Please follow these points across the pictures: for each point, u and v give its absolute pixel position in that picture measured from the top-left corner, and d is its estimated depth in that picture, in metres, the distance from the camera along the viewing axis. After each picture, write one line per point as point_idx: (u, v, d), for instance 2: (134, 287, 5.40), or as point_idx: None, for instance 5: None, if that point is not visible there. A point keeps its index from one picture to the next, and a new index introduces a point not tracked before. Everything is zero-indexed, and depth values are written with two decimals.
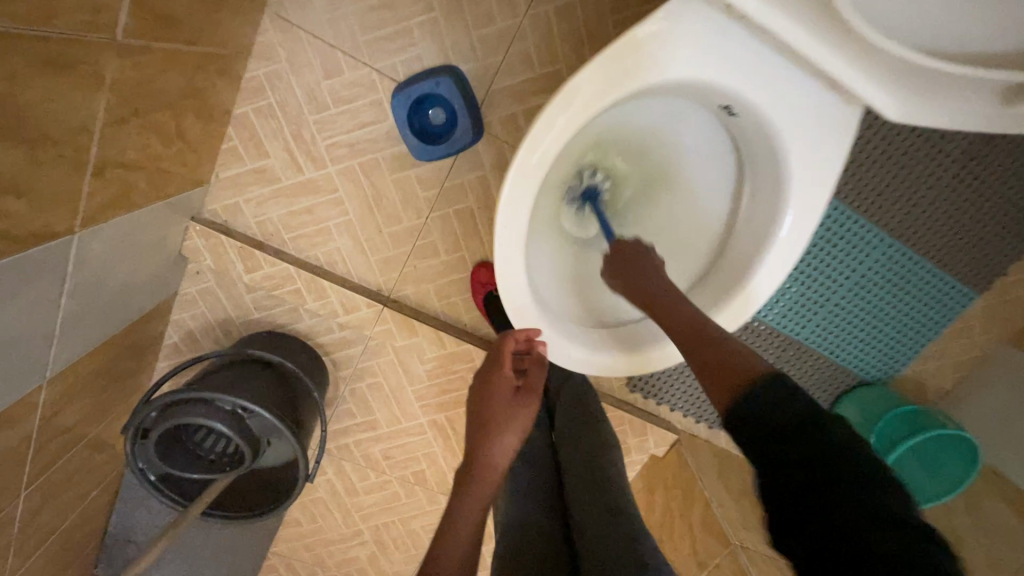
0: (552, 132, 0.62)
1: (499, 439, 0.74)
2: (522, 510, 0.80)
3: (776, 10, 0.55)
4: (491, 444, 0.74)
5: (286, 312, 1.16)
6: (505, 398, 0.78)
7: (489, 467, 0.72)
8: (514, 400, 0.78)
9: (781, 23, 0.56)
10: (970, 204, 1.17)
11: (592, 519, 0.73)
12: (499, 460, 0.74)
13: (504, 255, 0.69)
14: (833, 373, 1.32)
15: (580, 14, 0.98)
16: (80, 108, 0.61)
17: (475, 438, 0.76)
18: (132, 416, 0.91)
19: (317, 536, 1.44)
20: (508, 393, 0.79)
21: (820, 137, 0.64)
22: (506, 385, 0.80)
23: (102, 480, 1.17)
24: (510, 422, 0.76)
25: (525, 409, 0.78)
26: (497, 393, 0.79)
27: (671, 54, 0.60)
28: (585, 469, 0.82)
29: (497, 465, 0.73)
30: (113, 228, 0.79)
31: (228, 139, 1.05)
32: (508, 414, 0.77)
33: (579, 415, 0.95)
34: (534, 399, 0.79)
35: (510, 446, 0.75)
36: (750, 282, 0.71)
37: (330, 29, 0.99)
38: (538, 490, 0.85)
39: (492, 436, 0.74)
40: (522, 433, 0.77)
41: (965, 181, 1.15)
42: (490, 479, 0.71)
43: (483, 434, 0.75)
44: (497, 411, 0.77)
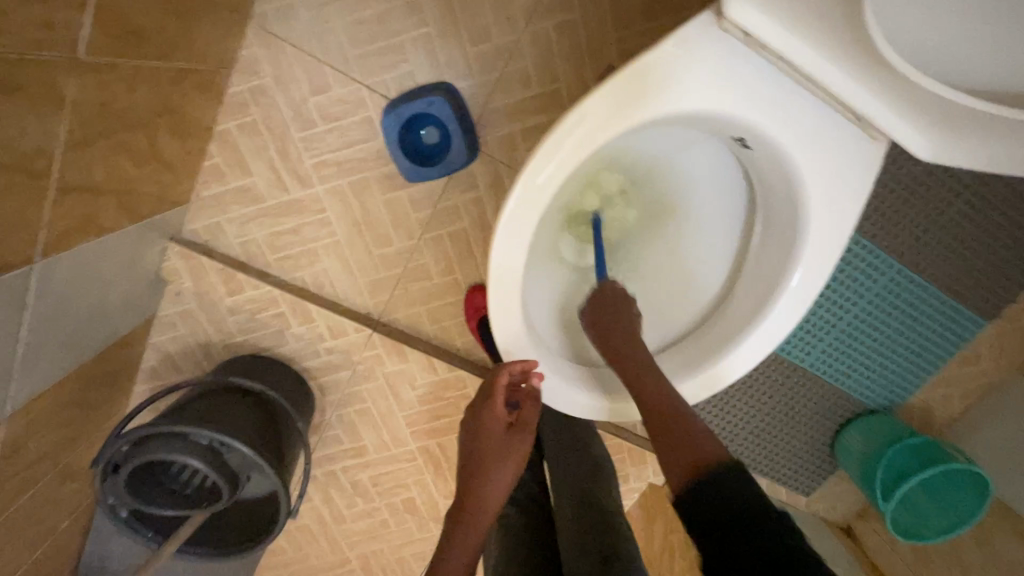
0: (551, 165, 0.58)
1: (491, 479, 0.68)
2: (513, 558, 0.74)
3: (799, 40, 0.51)
4: (481, 485, 0.67)
5: (270, 335, 1.10)
6: (498, 434, 0.71)
7: (480, 510, 0.65)
8: (507, 436, 0.71)
9: (802, 54, 0.51)
10: (981, 231, 1.13)
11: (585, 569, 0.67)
12: (491, 502, 0.67)
13: (499, 292, 0.65)
14: (838, 401, 1.27)
15: (580, 31, 0.93)
16: (35, 132, 0.56)
17: (465, 479, 0.70)
18: (101, 450, 0.85)
19: (302, 564, 1.38)
20: (501, 428, 0.72)
21: (840, 174, 0.60)
22: (498, 419, 0.72)
23: (73, 510, 1.11)
24: (501, 460, 0.69)
25: (520, 446, 0.71)
26: (488, 430, 0.72)
27: (682, 83, 0.56)
28: (579, 509, 0.77)
29: (489, 508, 0.66)
30: (79, 253, 0.74)
31: (210, 156, 1.00)
32: (501, 453, 0.70)
33: (572, 449, 0.89)
34: (529, 434, 0.72)
35: (502, 486, 0.68)
36: (762, 323, 0.66)
37: (318, 43, 0.94)
38: (529, 534, 0.79)
39: (483, 477, 0.68)
40: (517, 471, 0.70)
41: (976, 207, 1.12)
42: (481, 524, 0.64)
43: (474, 476, 0.69)
44: (489, 449, 0.70)
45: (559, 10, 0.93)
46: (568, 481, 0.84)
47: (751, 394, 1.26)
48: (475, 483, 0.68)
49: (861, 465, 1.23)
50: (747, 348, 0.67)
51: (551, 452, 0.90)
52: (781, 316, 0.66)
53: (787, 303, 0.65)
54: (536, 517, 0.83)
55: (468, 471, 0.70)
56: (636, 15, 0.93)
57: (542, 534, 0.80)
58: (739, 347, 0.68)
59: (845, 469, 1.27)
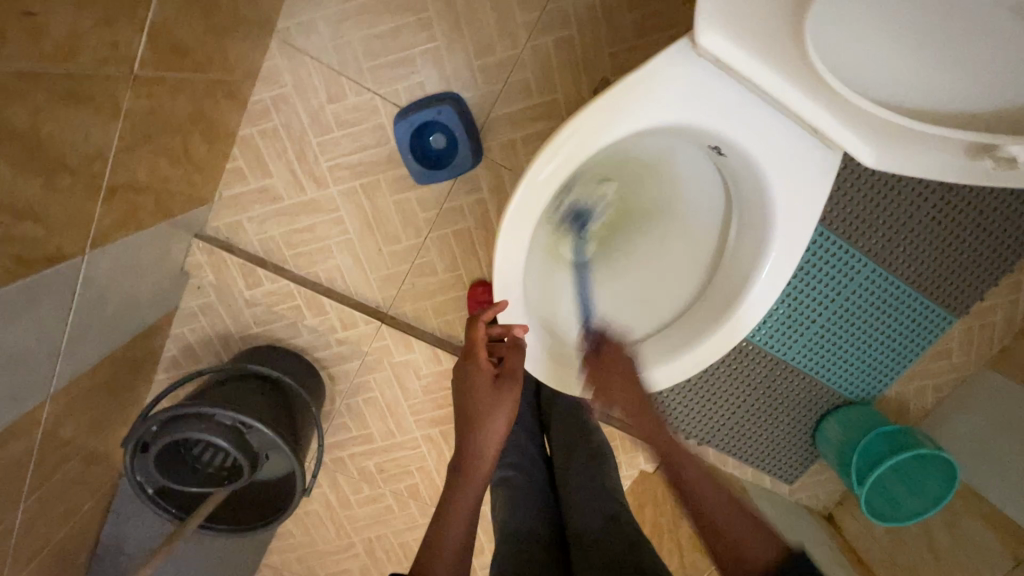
0: (548, 171, 0.66)
1: (484, 428, 0.73)
2: (523, 517, 0.83)
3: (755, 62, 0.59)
4: (476, 436, 0.73)
5: (285, 327, 1.18)
6: (485, 386, 0.75)
7: (477, 459, 0.72)
8: (494, 386, 0.75)
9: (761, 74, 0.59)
10: (949, 233, 1.22)
11: (590, 525, 0.77)
12: (487, 450, 0.73)
13: (503, 281, 0.73)
14: (819, 392, 1.35)
15: (578, 47, 1.01)
16: (96, 137, 0.64)
17: (460, 432, 0.75)
18: (132, 429, 0.92)
19: (310, 548, 1.45)
20: (487, 380, 0.75)
21: (803, 180, 0.68)
22: (484, 372, 0.76)
23: (95, 492, 1.17)
24: (491, 410, 0.73)
25: (507, 395, 0.74)
26: (475, 384, 0.76)
27: (663, 100, 0.64)
28: (585, 478, 0.86)
29: (486, 456, 0.72)
30: (120, 245, 0.81)
31: (233, 159, 1.07)
32: (489, 403, 0.74)
33: (577, 427, 0.98)
34: (516, 380, 0.75)
35: (496, 434, 0.73)
36: (736, 312, 0.74)
37: (336, 56, 1.02)
38: (535, 498, 0.88)
39: (476, 430, 0.73)
40: (508, 417, 0.74)
41: (944, 211, 1.20)
42: (481, 472, 0.72)
43: (467, 429, 0.74)
44: (479, 400, 0.74)
45: (558, 26, 1.01)
46: (570, 453, 0.93)
47: (739, 386, 1.34)
48: (470, 435, 0.73)
49: (838, 454, 1.31)
50: (720, 335, 0.76)
51: (558, 431, 0.99)
52: (753, 305, 0.74)
53: (757, 294, 0.73)
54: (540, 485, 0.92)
55: (462, 424, 0.75)
56: (628, 32, 1.01)
57: (546, 498, 0.89)
58: (714, 333, 0.76)
59: (825, 457, 1.36)
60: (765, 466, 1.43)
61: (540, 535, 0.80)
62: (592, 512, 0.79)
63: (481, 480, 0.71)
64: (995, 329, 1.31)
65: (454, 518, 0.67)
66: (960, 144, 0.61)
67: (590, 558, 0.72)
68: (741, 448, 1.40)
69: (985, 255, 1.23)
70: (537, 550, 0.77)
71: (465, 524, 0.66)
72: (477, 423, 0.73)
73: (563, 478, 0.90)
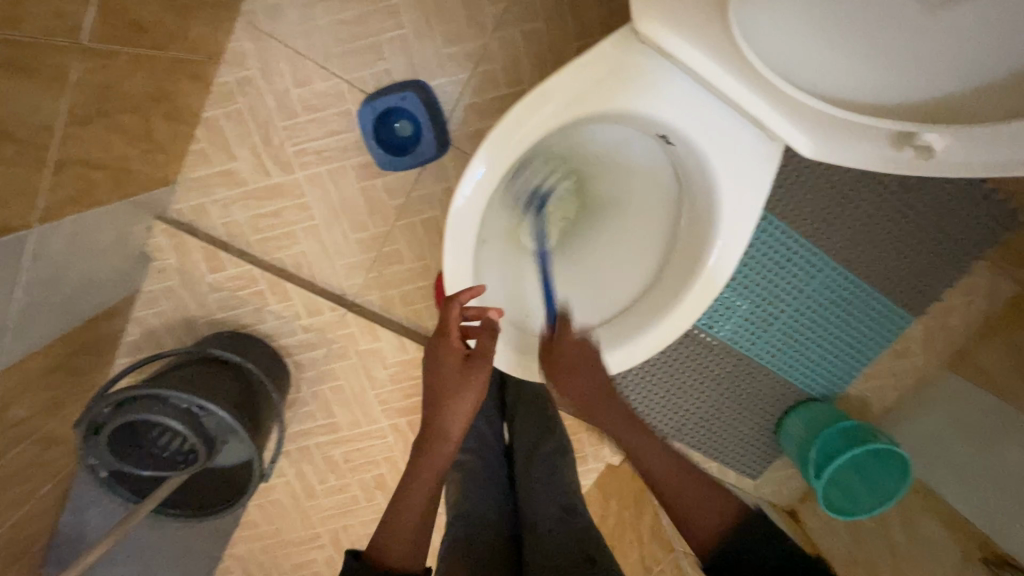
0: (493, 156, 0.67)
1: (452, 408, 0.76)
2: (479, 503, 0.84)
3: (694, 49, 0.61)
4: (443, 416, 0.76)
5: (249, 313, 1.17)
6: (455, 369, 0.76)
7: (444, 434, 0.76)
8: (463, 368, 0.76)
9: (701, 62, 0.61)
10: (907, 233, 1.24)
11: (544, 515, 0.78)
12: (453, 430, 0.76)
13: (453, 266, 0.73)
14: (781, 388, 1.38)
15: (544, 38, 1.02)
16: (44, 108, 0.63)
17: (429, 407, 0.78)
18: (85, 411, 0.91)
19: (275, 538, 1.44)
20: (458, 362, 0.76)
21: (745, 169, 0.69)
22: (455, 353, 0.76)
23: (51, 477, 1.15)
24: (460, 393, 0.76)
25: (474, 381, 0.76)
26: (445, 364, 0.76)
27: (608, 87, 0.65)
28: (543, 468, 0.88)
29: (452, 433, 0.77)
30: (73, 222, 0.80)
31: (197, 142, 1.06)
32: (457, 387, 0.76)
33: (539, 417, 0.99)
34: (485, 365, 0.76)
35: (462, 415, 0.76)
36: (686, 294, 0.75)
37: (303, 40, 1.02)
38: (490, 483, 0.89)
39: (443, 409, 0.76)
40: (476, 400, 0.77)
41: (902, 211, 1.23)
42: (445, 449, 0.76)
43: (435, 407, 0.77)
44: (448, 382, 0.76)
45: (524, 19, 1.02)
46: (528, 442, 0.95)
47: (704, 381, 1.36)
48: (439, 413, 0.77)
49: (799, 449, 1.34)
50: (670, 320, 0.76)
51: (519, 420, 0.99)
52: (702, 290, 0.74)
53: (706, 280, 0.74)
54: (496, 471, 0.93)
55: (430, 400, 0.77)
56: (594, 26, 1.02)
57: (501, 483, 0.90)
58: (665, 318, 0.76)
59: (787, 452, 1.39)
60: (729, 461, 1.45)
61: (494, 526, 0.81)
62: (548, 502, 0.81)
63: (444, 456, 0.76)
64: (954, 332, 1.34)
65: (417, 490, 0.73)
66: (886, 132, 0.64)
67: (540, 549, 0.73)
68: (704, 442, 1.42)
69: (941, 255, 1.26)
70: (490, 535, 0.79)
71: (426, 494, 0.74)
72: (446, 403, 0.76)
73: (522, 469, 0.90)
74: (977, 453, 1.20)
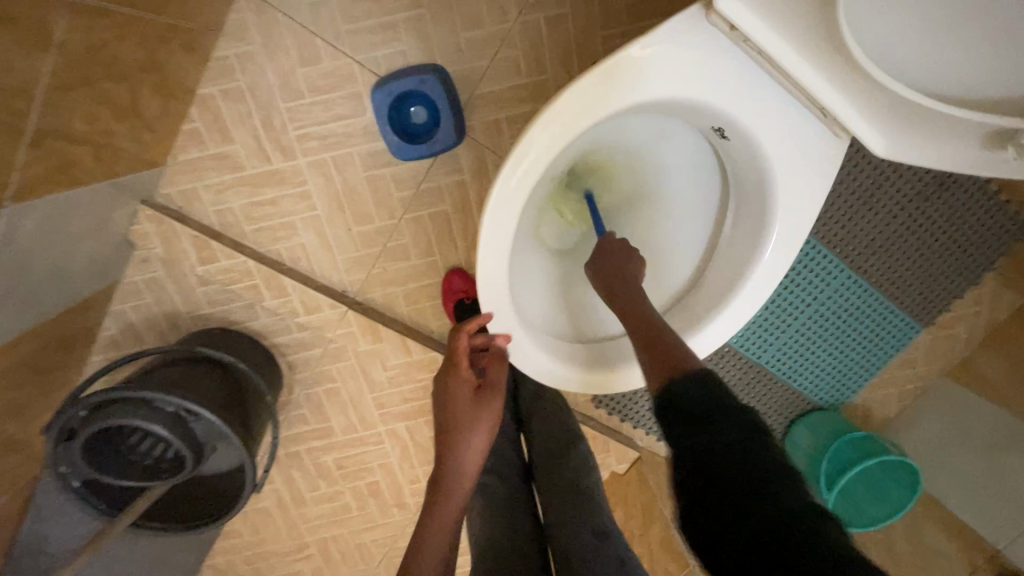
0: (535, 150, 0.62)
1: (466, 444, 0.71)
2: (502, 530, 0.78)
3: (775, 31, 0.57)
4: (456, 452, 0.71)
5: (240, 308, 1.08)
6: (467, 400, 0.74)
7: (458, 477, 0.70)
8: (475, 400, 0.74)
9: (779, 46, 0.58)
10: (933, 242, 1.21)
11: (575, 542, 0.73)
12: (469, 467, 0.71)
13: (486, 273, 0.68)
14: (790, 397, 1.34)
15: (570, 26, 0.97)
16: (20, 69, 0.55)
17: (441, 447, 0.73)
18: (56, 415, 0.82)
19: (259, 548, 1.36)
20: (469, 394, 0.74)
21: (807, 168, 0.65)
22: (465, 385, 0.75)
23: (12, 485, 1.05)
24: (473, 424, 0.72)
25: (488, 409, 0.73)
26: (456, 398, 0.74)
27: (669, 72, 0.61)
28: (567, 487, 0.81)
29: (468, 474, 0.71)
30: (49, 203, 0.71)
31: (189, 121, 0.98)
32: (471, 417, 0.73)
33: (556, 429, 0.92)
34: (496, 395, 0.75)
35: (478, 451, 0.72)
36: (731, 302, 0.71)
37: (311, 15, 0.94)
38: (510, 505, 0.83)
39: (457, 444, 0.71)
40: (491, 433, 0.73)
41: (929, 220, 1.19)
42: (462, 490, 0.70)
43: (447, 445, 0.72)
44: (460, 415, 0.73)
45: (549, 4, 0.96)
46: (546, 456, 0.89)
47: None
48: (452, 450, 0.71)
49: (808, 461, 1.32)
50: (711, 328, 0.72)
51: (537, 434, 0.93)
52: (748, 298, 0.71)
53: (751, 288, 0.71)
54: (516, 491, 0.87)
55: (442, 439, 0.73)
56: (622, 15, 0.97)
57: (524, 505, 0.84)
58: (704, 327, 0.72)
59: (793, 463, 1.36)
60: None
61: (522, 552, 0.76)
62: (576, 525, 0.75)
63: (462, 499, 0.69)
64: (956, 341, 1.32)
65: (437, 533, 0.65)
66: (977, 131, 0.58)
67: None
68: None
69: (964, 266, 1.23)
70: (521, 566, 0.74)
71: (447, 539, 0.65)
72: (460, 437, 0.72)
73: (545, 485, 0.84)
74: (982, 466, 1.19)
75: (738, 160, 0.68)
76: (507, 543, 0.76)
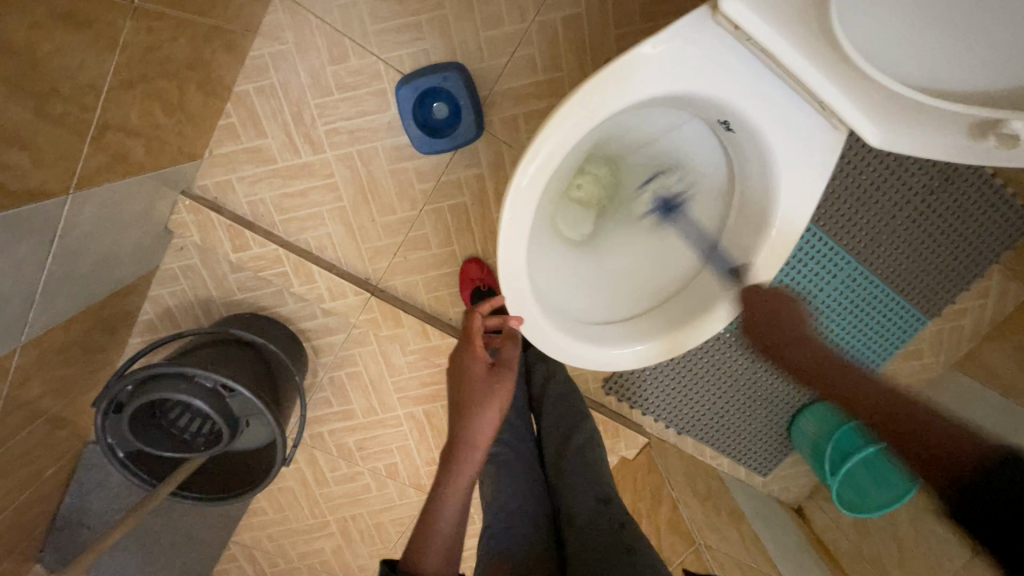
0: (551, 143, 0.67)
1: (480, 414, 0.74)
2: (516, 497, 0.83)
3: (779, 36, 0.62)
4: (469, 423, 0.74)
5: (270, 294, 1.15)
6: (480, 374, 0.79)
7: (471, 449, 0.72)
8: (488, 376, 0.79)
9: (783, 48, 0.62)
10: (939, 234, 1.23)
11: (583, 508, 0.78)
12: (481, 438, 0.73)
13: (507, 258, 0.73)
14: (795, 387, 1.37)
15: (586, 24, 1.02)
16: (92, 68, 0.61)
17: (456, 418, 0.76)
18: (106, 388, 0.89)
19: (283, 525, 1.42)
20: (483, 369, 0.80)
21: (809, 157, 0.70)
22: (479, 361, 0.81)
23: (60, 458, 1.14)
24: (486, 397, 0.76)
25: (501, 382, 0.77)
26: (472, 372, 0.80)
27: (678, 68, 0.65)
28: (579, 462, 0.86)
29: (479, 445, 0.73)
30: (105, 192, 0.78)
31: (226, 116, 1.04)
32: (485, 390, 0.77)
33: (567, 409, 0.98)
34: (508, 371, 0.79)
35: (490, 422, 0.74)
36: (732, 290, 0.77)
37: (340, 16, 1.00)
38: (524, 476, 0.87)
39: (467, 415, 0.74)
40: (503, 406, 0.76)
41: (935, 211, 1.21)
42: (473, 459, 0.72)
43: (461, 417, 0.75)
44: (474, 388, 0.77)
45: (565, 4, 1.01)
46: (558, 433, 0.94)
47: (720, 377, 1.35)
48: (464, 421, 0.74)
49: (812, 446, 1.34)
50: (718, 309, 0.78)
51: (548, 410, 0.98)
52: (749, 284, 0.76)
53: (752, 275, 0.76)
54: (530, 461, 0.91)
55: (456, 410, 0.77)
56: (634, 14, 1.01)
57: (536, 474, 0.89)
58: (713, 308, 0.78)
59: (799, 450, 1.39)
60: (740, 458, 1.45)
61: (532, 517, 0.81)
62: (585, 494, 0.81)
63: (473, 468, 0.71)
64: (963, 334, 1.34)
65: (450, 496, 0.68)
66: (962, 123, 0.62)
67: (583, 540, 0.74)
68: (716, 437, 1.42)
69: (968, 258, 1.25)
70: (528, 527, 0.79)
71: (460, 502, 0.68)
72: (473, 408, 0.75)
73: (556, 462, 0.89)
74: None
75: (745, 150, 0.73)
76: (518, 508, 0.81)
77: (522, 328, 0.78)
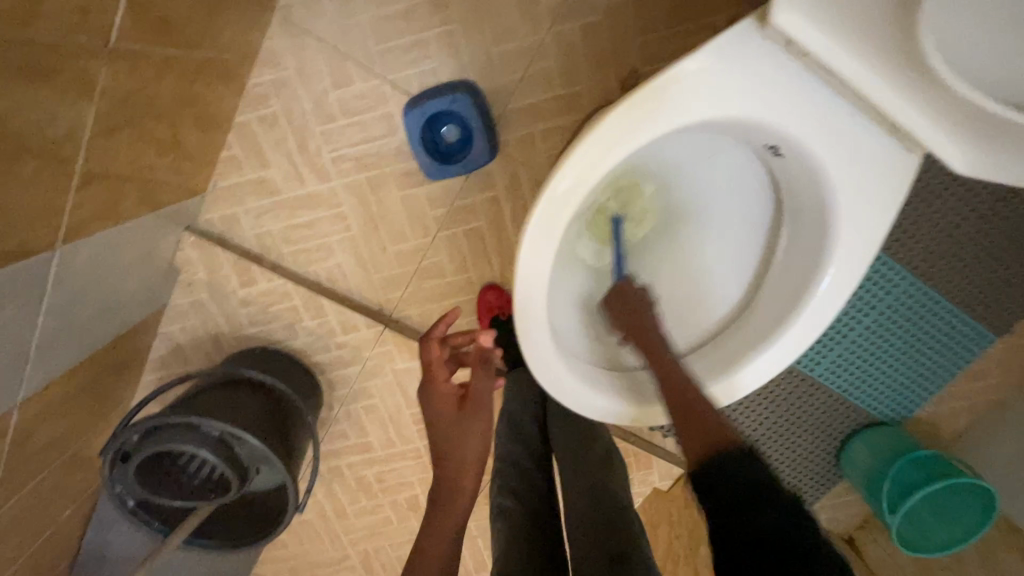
0: (572, 180, 0.59)
1: (460, 457, 0.69)
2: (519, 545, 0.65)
3: (841, 49, 0.54)
4: (451, 467, 0.69)
5: (281, 328, 1.10)
6: (451, 413, 0.73)
7: (456, 496, 0.66)
8: (460, 413, 0.73)
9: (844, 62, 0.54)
10: (1015, 246, 1.07)
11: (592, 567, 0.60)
12: (466, 481, 0.68)
13: (523, 307, 0.66)
14: (845, 413, 1.22)
15: (606, 33, 0.93)
16: (66, 119, 0.56)
17: (436, 463, 0.70)
18: (111, 439, 0.85)
19: (305, 559, 1.37)
20: (453, 407, 0.73)
21: (871, 182, 0.62)
22: (447, 397, 0.74)
23: (77, 497, 1.06)
24: (463, 436, 0.71)
25: (476, 418, 0.72)
26: (442, 411, 0.73)
27: (720, 88, 0.57)
28: (593, 505, 0.69)
29: (466, 491, 0.67)
30: (99, 240, 0.73)
31: (229, 148, 1.00)
32: (460, 429, 0.71)
33: (582, 445, 0.81)
34: (480, 405, 0.73)
35: (472, 462, 0.69)
36: (781, 335, 0.69)
37: (342, 37, 0.94)
38: (533, 520, 0.71)
39: (449, 460, 0.69)
40: (483, 443, 0.71)
41: (1010, 221, 1.06)
42: (462, 502, 0.66)
43: (442, 461, 0.70)
44: (447, 430, 0.72)
45: (584, 12, 0.93)
46: (576, 476, 0.76)
47: (760, 406, 1.22)
48: (445, 467, 0.69)
49: (865, 477, 1.18)
50: (764, 359, 0.70)
51: (560, 449, 0.83)
52: (802, 327, 0.68)
53: (807, 319, 0.68)
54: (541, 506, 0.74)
55: (435, 458, 0.71)
56: (657, 21, 0.93)
57: (543, 522, 0.71)
58: (761, 355, 0.70)
59: (850, 479, 1.23)
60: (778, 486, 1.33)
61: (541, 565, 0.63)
62: (597, 550, 0.62)
63: (459, 516, 0.65)
64: None
65: (433, 547, 0.60)
66: None
67: None
68: None
69: None
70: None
71: (445, 555, 0.60)
72: (453, 449, 0.70)
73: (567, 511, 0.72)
74: None
75: (799, 177, 0.65)
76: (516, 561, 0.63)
77: (548, 382, 0.71)
